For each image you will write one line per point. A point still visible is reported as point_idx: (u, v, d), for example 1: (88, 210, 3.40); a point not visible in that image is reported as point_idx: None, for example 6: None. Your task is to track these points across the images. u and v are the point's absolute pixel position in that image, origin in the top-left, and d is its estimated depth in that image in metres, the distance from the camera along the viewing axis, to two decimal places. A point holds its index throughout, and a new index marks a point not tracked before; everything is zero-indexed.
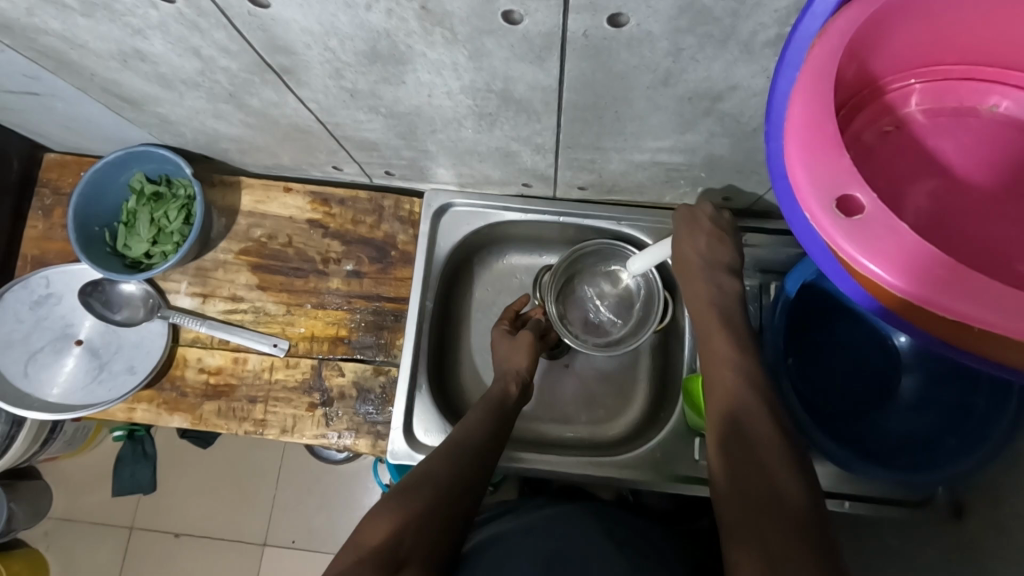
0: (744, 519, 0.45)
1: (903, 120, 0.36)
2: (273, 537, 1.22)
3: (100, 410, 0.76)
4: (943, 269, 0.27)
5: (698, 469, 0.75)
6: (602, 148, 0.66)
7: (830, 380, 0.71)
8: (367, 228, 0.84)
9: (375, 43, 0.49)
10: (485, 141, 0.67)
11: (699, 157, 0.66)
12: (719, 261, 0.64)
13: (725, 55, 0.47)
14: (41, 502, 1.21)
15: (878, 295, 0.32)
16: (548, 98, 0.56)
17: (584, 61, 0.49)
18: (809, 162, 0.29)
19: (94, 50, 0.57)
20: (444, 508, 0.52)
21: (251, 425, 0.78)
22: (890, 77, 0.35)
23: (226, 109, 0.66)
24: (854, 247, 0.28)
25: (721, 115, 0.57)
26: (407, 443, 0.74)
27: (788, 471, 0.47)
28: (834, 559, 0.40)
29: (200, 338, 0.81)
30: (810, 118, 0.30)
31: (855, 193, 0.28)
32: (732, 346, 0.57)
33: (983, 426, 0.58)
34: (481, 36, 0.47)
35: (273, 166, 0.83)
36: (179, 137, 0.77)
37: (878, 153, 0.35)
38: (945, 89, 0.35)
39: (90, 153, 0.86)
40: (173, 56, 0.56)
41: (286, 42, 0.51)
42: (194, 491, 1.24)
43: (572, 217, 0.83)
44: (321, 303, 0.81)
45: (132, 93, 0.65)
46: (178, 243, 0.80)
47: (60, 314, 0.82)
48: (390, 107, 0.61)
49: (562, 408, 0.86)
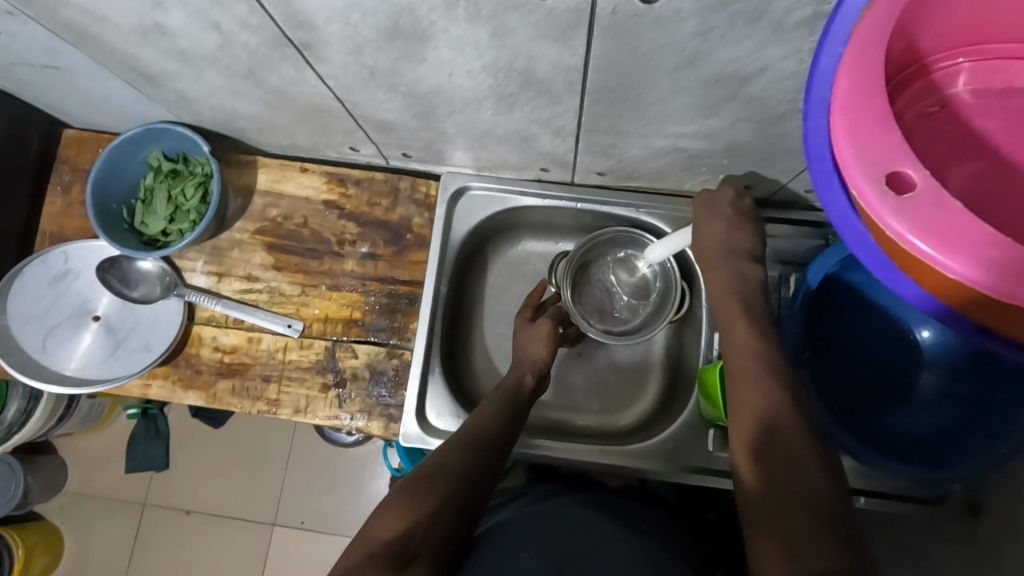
0: (767, 506, 0.45)
1: (948, 100, 0.34)
2: (283, 517, 1.23)
3: (116, 386, 0.77)
4: (998, 250, 0.26)
5: (712, 460, 0.74)
6: (624, 132, 0.65)
7: (850, 372, 0.70)
8: (382, 210, 0.83)
9: (398, 18, 0.49)
10: (504, 123, 0.66)
11: (722, 143, 0.65)
12: (740, 249, 0.63)
13: (757, 34, 0.46)
14: (58, 476, 1.24)
15: (920, 278, 0.31)
16: (571, 79, 0.55)
17: (610, 41, 0.48)
18: (856, 138, 0.28)
19: (115, 23, 0.56)
20: (456, 499, 0.52)
21: (264, 404, 0.78)
22: (936, 55, 0.34)
23: (245, 86, 0.66)
24: (903, 225, 0.27)
25: (748, 99, 0.55)
26: (419, 426, 0.74)
27: (812, 456, 0.46)
28: (855, 546, 0.41)
29: (215, 316, 0.81)
30: (858, 93, 0.29)
31: (905, 170, 0.27)
32: (753, 335, 0.56)
33: (1006, 425, 0.57)
34: (506, 12, 0.46)
35: (290, 146, 0.83)
36: (197, 115, 0.77)
37: (921, 134, 0.34)
38: (994, 69, 0.34)
39: (108, 130, 0.86)
40: (193, 31, 0.55)
41: (307, 16, 0.50)
42: (206, 470, 1.25)
43: (590, 204, 0.82)
44: (336, 284, 0.81)
45: (151, 68, 0.64)
46: (194, 222, 0.80)
47: (78, 290, 0.82)
48: (410, 85, 0.60)
49: (575, 396, 0.85)
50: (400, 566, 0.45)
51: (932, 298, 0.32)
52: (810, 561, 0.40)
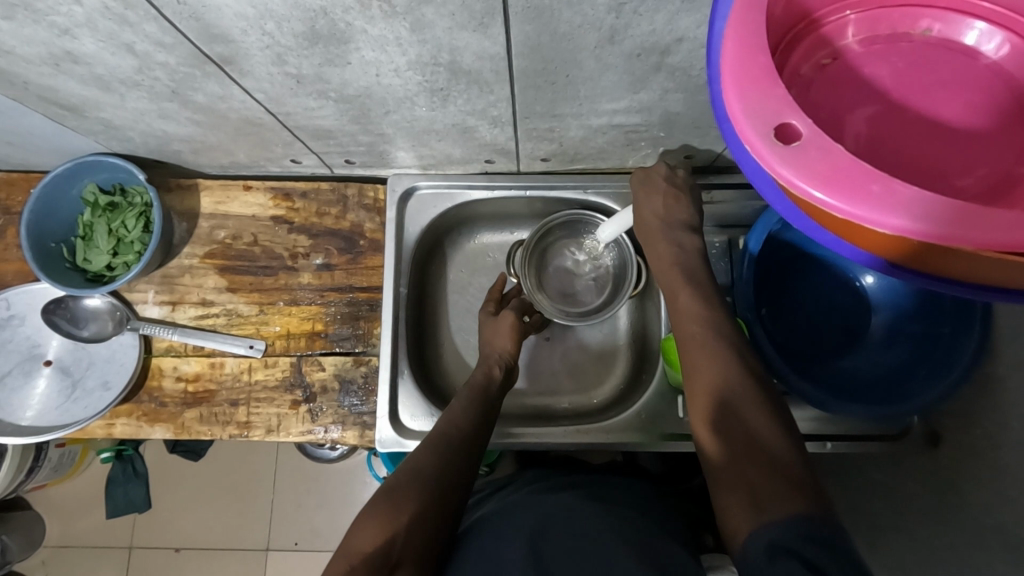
0: (726, 462, 0.47)
1: (840, 52, 0.36)
2: (275, 541, 1.21)
3: (78, 429, 0.75)
4: (878, 185, 0.27)
5: (683, 425, 0.76)
6: (559, 115, 0.66)
7: (801, 325, 0.73)
8: (333, 219, 0.83)
9: (314, 23, 0.48)
10: (441, 118, 0.67)
11: (656, 116, 0.66)
12: (679, 221, 0.64)
13: (667, 6, 0.47)
14: (36, 529, 1.20)
15: (824, 220, 0.33)
16: (497, 67, 0.55)
17: (527, 25, 0.49)
18: (744, 95, 0.30)
19: (24, 56, 0.54)
20: (435, 502, 0.53)
21: (235, 428, 0.77)
22: (824, 10, 0.36)
23: (172, 107, 0.64)
24: (794, 173, 0.28)
25: (671, 70, 0.57)
26: (393, 430, 0.75)
27: (757, 406, 0.48)
28: (810, 482, 0.43)
29: (174, 346, 0.79)
30: (743, 53, 0.31)
31: (791, 120, 0.29)
32: (699, 301, 0.58)
33: (949, 354, 0.60)
34: (420, 6, 0.46)
35: (230, 165, 0.81)
36: (127, 143, 0.75)
37: (818, 84, 0.36)
38: (879, 17, 0.36)
39: (37, 168, 0.83)
40: (107, 55, 0.54)
41: (221, 30, 0.49)
42: (189, 503, 1.23)
43: (539, 191, 0.83)
44: (294, 299, 0.80)
45: (70, 98, 0.62)
46: (139, 252, 0.79)
47: (25, 335, 0.80)
48: (339, 90, 0.59)
49: (547, 379, 0.87)
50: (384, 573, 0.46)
51: (844, 241, 0.34)
52: (773, 509, 0.42)
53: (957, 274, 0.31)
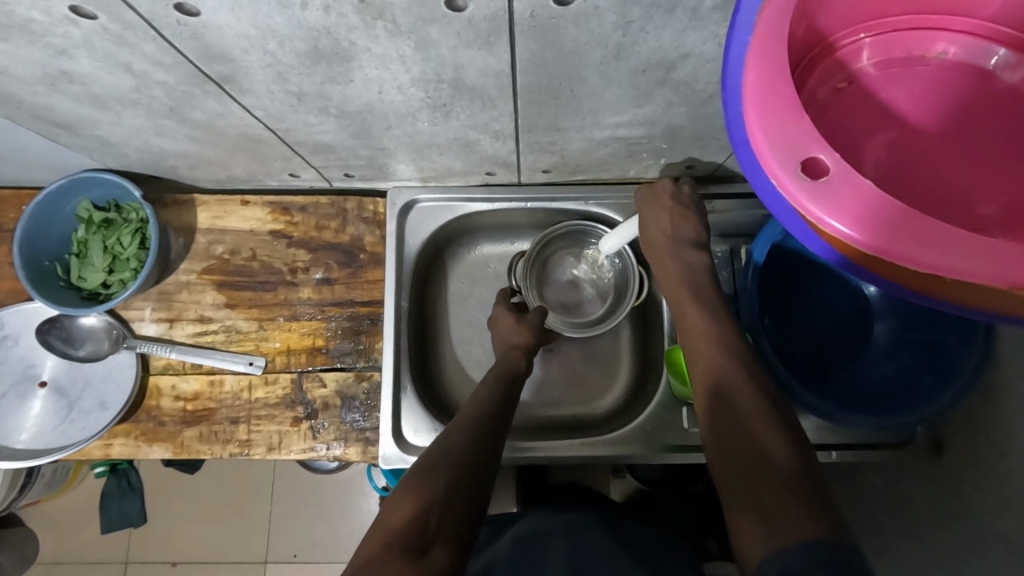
0: (735, 482, 0.46)
1: (855, 76, 0.36)
2: (274, 554, 1.20)
3: (75, 451, 0.73)
4: (906, 221, 0.27)
5: (688, 437, 0.75)
6: (562, 128, 0.65)
7: (805, 335, 0.73)
8: (332, 233, 0.82)
9: (317, 42, 0.47)
10: (442, 132, 0.66)
11: (659, 129, 0.66)
12: (684, 233, 0.64)
13: (674, 23, 0.46)
14: (29, 546, 1.19)
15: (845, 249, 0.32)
16: (501, 84, 0.55)
17: (533, 43, 0.48)
18: (769, 127, 0.30)
19: (18, 75, 0.53)
20: (466, 482, 0.51)
21: (236, 447, 0.76)
22: (840, 33, 0.36)
23: (169, 124, 0.63)
24: (823, 210, 0.28)
25: (676, 85, 0.56)
26: (397, 446, 0.74)
27: (766, 425, 0.48)
28: (822, 503, 0.42)
29: (172, 364, 0.78)
30: (766, 82, 0.30)
31: (818, 155, 0.29)
32: (706, 316, 0.58)
33: (952, 362, 0.60)
34: (425, 25, 0.46)
35: (227, 179, 0.80)
36: (123, 159, 0.74)
37: (833, 109, 0.36)
38: (894, 41, 0.36)
39: (30, 184, 0.82)
40: (104, 74, 0.53)
41: (222, 50, 0.48)
42: (187, 518, 1.21)
43: (540, 202, 0.82)
44: (294, 314, 0.79)
45: (65, 116, 0.61)
46: (135, 269, 0.77)
47: (19, 355, 0.78)
48: (341, 106, 0.59)
49: (550, 390, 0.86)
50: (417, 550, 0.44)
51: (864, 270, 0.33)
52: (786, 532, 0.40)
53: (979, 301, 0.31)
